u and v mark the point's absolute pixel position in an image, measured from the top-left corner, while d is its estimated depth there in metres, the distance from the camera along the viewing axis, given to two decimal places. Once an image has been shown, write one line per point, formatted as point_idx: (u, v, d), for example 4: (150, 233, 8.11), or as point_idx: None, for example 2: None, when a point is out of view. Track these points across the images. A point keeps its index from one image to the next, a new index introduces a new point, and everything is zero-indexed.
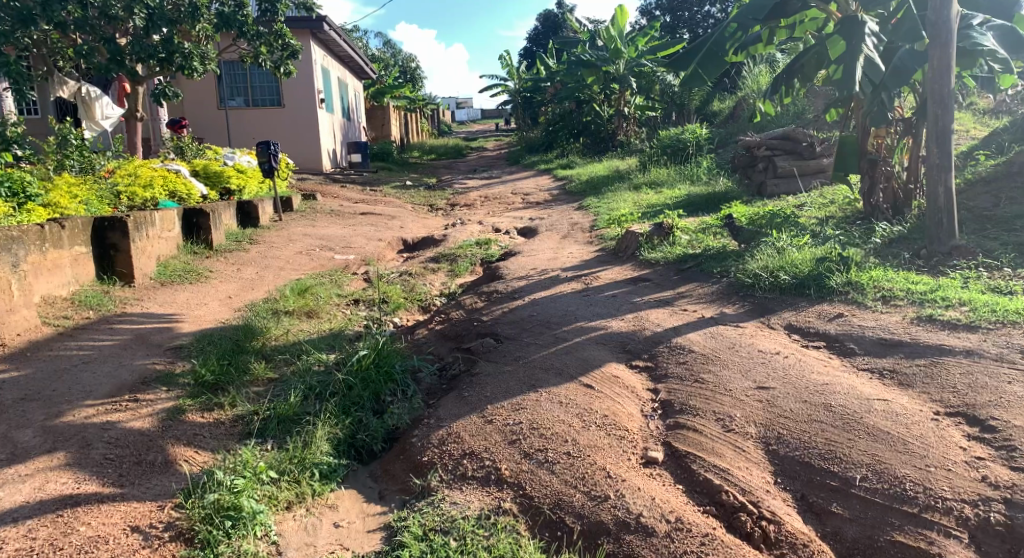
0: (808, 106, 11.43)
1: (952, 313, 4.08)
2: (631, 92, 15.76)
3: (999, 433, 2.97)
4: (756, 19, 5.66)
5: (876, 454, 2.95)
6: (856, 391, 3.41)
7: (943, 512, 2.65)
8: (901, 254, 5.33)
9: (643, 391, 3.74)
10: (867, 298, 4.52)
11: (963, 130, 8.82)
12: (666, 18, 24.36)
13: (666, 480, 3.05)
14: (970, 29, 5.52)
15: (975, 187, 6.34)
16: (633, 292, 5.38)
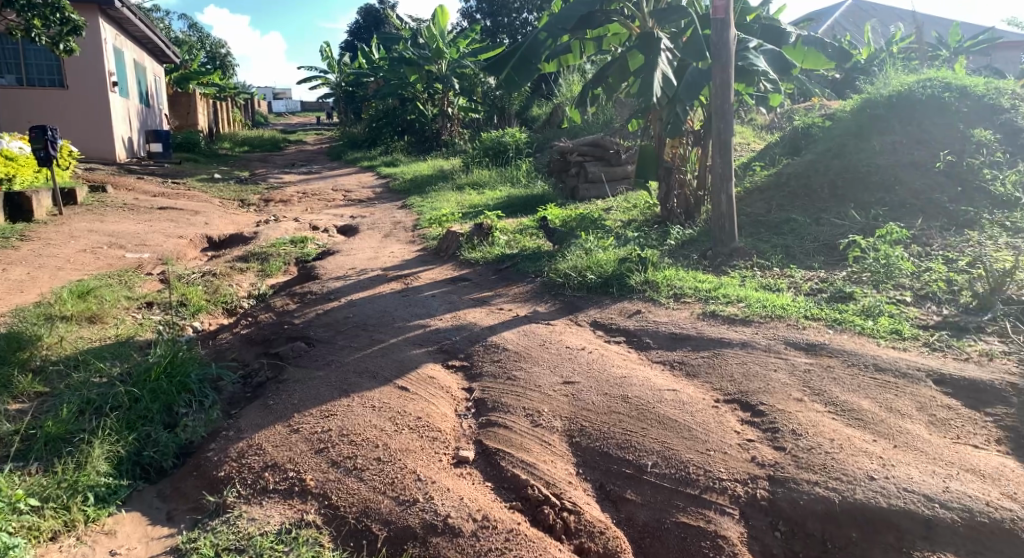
0: (616, 115, 12.13)
1: (731, 309, 4.51)
2: (454, 93, 15.88)
3: (765, 416, 3.31)
4: (564, 29, 5.95)
5: (666, 441, 3.18)
6: (650, 382, 3.67)
7: (719, 492, 2.91)
8: (690, 255, 5.82)
9: (457, 391, 3.76)
10: (661, 296, 4.87)
11: (746, 143, 9.81)
12: (487, 22, 24.83)
13: (475, 479, 3.09)
14: (746, 51, 6.16)
15: (754, 195, 7.07)
16: (450, 291, 5.42)
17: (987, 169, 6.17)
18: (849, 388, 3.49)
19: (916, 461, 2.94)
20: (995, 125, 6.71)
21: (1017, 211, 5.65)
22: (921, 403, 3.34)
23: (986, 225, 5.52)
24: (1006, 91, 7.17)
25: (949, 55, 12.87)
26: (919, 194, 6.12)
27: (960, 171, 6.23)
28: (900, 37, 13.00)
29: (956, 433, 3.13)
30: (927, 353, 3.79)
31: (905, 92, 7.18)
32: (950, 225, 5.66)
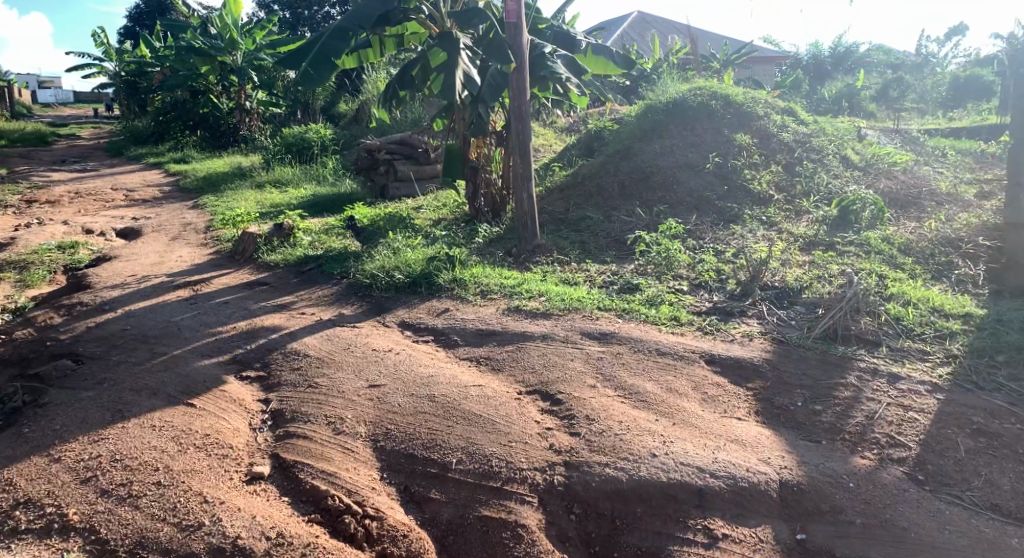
0: (424, 114, 12.08)
1: (534, 303, 4.67)
2: (252, 87, 14.96)
3: (563, 405, 3.46)
4: (362, 27, 5.81)
5: (470, 436, 3.21)
6: (455, 379, 3.69)
7: (520, 482, 2.99)
8: (496, 253, 5.94)
9: (253, 403, 3.54)
10: (468, 293, 4.92)
11: (548, 144, 10.23)
12: (286, 13, 23.66)
13: (271, 495, 2.93)
14: (543, 57, 6.34)
15: (554, 194, 7.38)
16: (247, 297, 5.10)
17: (748, 169, 6.93)
18: (635, 372, 3.75)
19: (691, 436, 3.21)
20: (753, 130, 7.55)
21: (772, 207, 6.41)
22: (696, 382, 3.66)
23: (748, 219, 6.20)
24: (761, 101, 8.09)
25: (719, 66, 14.27)
26: (694, 193, 6.72)
27: (727, 172, 6.93)
28: (679, 47, 14.17)
29: (724, 408, 3.47)
30: (700, 336, 4.17)
31: (680, 98, 7.85)
32: (719, 220, 6.29)
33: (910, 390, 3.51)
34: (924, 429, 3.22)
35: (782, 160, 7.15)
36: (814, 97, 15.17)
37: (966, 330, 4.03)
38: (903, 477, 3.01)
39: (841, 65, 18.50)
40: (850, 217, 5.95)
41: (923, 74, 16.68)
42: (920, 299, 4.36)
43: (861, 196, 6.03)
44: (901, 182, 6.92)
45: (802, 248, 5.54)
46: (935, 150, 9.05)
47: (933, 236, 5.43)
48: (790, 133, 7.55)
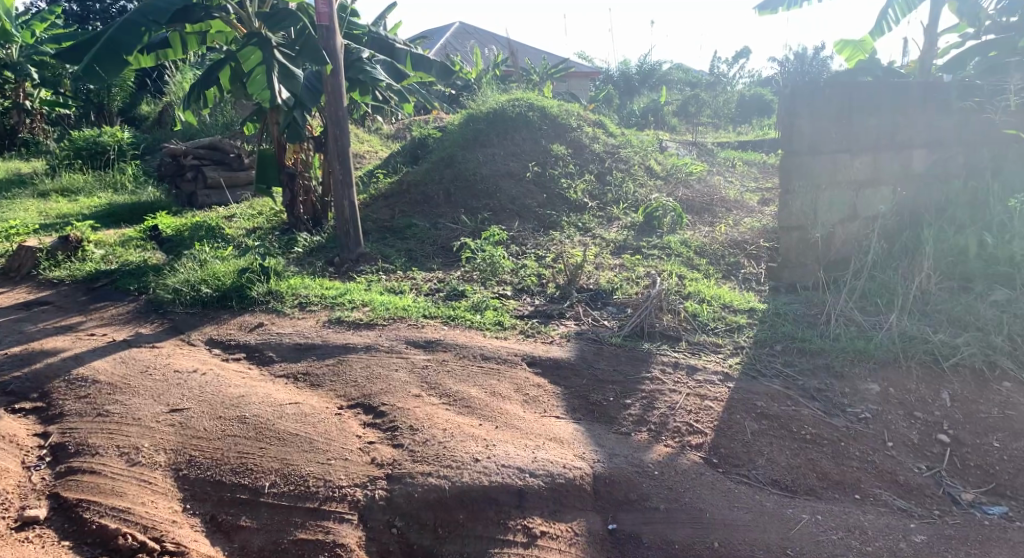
0: (236, 117, 11.42)
1: (356, 314, 4.55)
2: (32, 83, 13.12)
3: (386, 417, 3.39)
4: (158, 23, 5.37)
5: (286, 458, 3.08)
6: (271, 398, 3.49)
7: (339, 500, 2.92)
8: (315, 262, 5.74)
9: (28, 439, 3.20)
10: (285, 306, 4.70)
11: (371, 151, 10.06)
12: (73, 5, 21.42)
13: (47, 541, 2.74)
14: (361, 63, 6.21)
15: (376, 202, 7.26)
16: (24, 319, 4.54)
17: (564, 178, 7.24)
18: (459, 378, 3.76)
19: (512, 438, 3.28)
20: (567, 141, 7.90)
21: (586, 214, 6.73)
22: (518, 384, 3.74)
23: (565, 226, 6.47)
24: (574, 113, 8.48)
25: (537, 78, 14.80)
26: (515, 200, 6.89)
27: (545, 181, 7.19)
28: (499, 58, 14.53)
29: (544, 408, 3.58)
30: (522, 339, 4.27)
31: (499, 107, 8.03)
32: (539, 226, 6.51)
33: (705, 381, 3.81)
34: (717, 416, 3.51)
35: (595, 170, 7.54)
36: (625, 111, 16.18)
37: (751, 324, 4.46)
38: (699, 462, 3.26)
39: (646, 82, 19.96)
40: (654, 223, 6.40)
41: (716, 92, 18.36)
42: (713, 297, 4.77)
43: (663, 203, 6.50)
44: (697, 191, 7.55)
45: (613, 253, 5.87)
46: (726, 162, 9.98)
47: (724, 239, 5.97)
48: (601, 144, 7.98)
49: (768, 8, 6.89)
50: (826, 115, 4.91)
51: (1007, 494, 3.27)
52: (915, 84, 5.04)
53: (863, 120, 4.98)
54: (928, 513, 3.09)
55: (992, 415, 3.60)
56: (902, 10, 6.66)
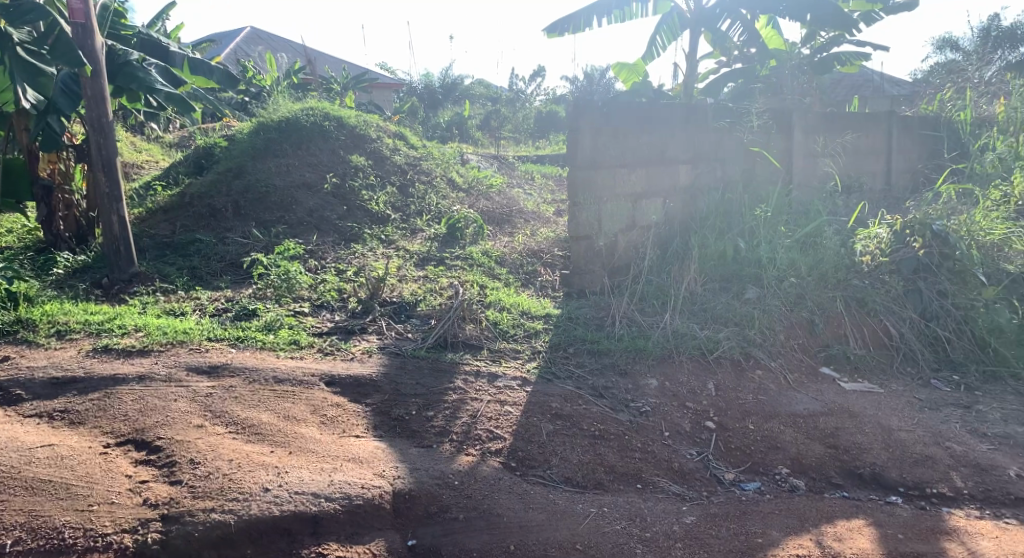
0: None
1: (128, 340, 4.12)
2: None
3: (162, 451, 3.10)
4: None
5: (35, 509, 2.75)
6: (16, 442, 3.06)
7: (103, 550, 2.67)
8: (79, 284, 5.14)
9: None
10: (39, 336, 4.15)
11: (150, 161, 9.22)
12: None
13: None
14: (129, 65, 5.66)
15: (154, 215, 6.64)
16: None
17: (364, 190, 7.10)
18: (249, 404, 3.53)
19: (308, 463, 3.13)
20: (367, 153, 7.77)
21: (388, 226, 6.65)
22: (315, 405, 3.59)
23: (366, 238, 6.35)
24: (373, 124, 8.37)
25: (339, 88, 14.46)
26: (312, 213, 6.64)
27: (344, 193, 7.01)
28: (295, 66, 14.00)
29: (343, 427, 3.47)
30: (319, 358, 4.11)
31: (292, 114, 7.71)
32: (339, 239, 6.33)
33: (504, 387, 3.91)
34: (515, 420, 3.61)
35: (396, 182, 7.47)
36: (429, 123, 16.29)
37: (547, 329, 4.65)
38: (498, 468, 3.33)
39: (449, 95, 20.26)
40: (456, 234, 6.46)
41: (516, 107, 19.07)
42: (512, 304, 4.90)
43: (464, 215, 6.60)
44: (497, 202, 7.75)
45: (417, 264, 5.84)
46: (525, 175, 10.36)
47: (522, 249, 6.18)
48: (401, 156, 7.93)
49: (555, 30, 7.25)
50: (605, 133, 5.22)
51: (761, 469, 3.60)
52: (675, 105, 5.55)
53: (635, 137, 5.39)
54: (697, 494, 3.37)
55: (749, 400, 4.06)
56: (668, 37, 7.33)
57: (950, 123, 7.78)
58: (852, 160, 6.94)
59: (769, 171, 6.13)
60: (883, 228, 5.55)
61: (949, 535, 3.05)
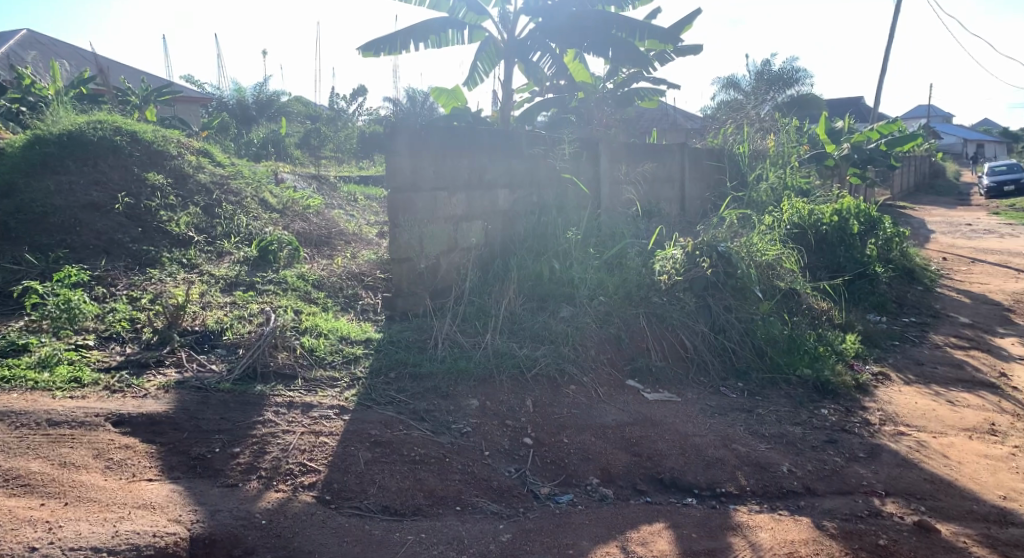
0: None
1: None
2: None
3: None
4: None
5: None
6: None
7: None
8: None
9: None
10: None
11: None
12: None
13: None
14: None
15: None
16: None
17: (163, 210, 6.57)
18: (16, 453, 3.11)
19: (87, 514, 2.82)
20: (165, 171, 7.22)
21: (191, 249, 6.19)
22: (99, 449, 3.24)
23: (165, 262, 5.86)
24: (173, 140, 7.82)
25: (138, 100, 13.39)
26: (100, 234, 6.01)
27: (139, 214, 6.43)
28: (83, 76, 12.77)
29: (133, 471, 3.16)
30: (106, 396, 3.72)
31: (75, 126, 6.98)
32: (133, 264, 5.78)
33: (319, 417, 3.76)
34: (330, 451, 3.48)
35: (200, 202, 7.00)
36: (242, 141, 15.54)
37: (366, 354, 4.53)
38: (311, 502, 3.18)
39: (263, 113, 19.54)
40: (268, 256, 6.15)
41: (336, 125, 18.72)
42: (329, 330, 4.73)
43: (277, 237, 6.30)
44: (314, 224, 7.49)
45: (224, 289, 5.48)
46: (345, 195, 10.11)
47: (340, 272, 6.00)
48: (206, 175, 7.51)
49: (372, 51, 7.20)
50: (423, 155, 5.23)
51: (574, 481, 3.73)
52: (491, 132, 5.70)
53: (453, 161, 5.45)
54: (514, 511, 3.41)
55: (564, 414, 4.22)
56: (487, 64, 7.59)
57: (731, 155, 8.69)
58: (652, 188, 7.52)
59: (579, 197, 6.48)
60: (678, 250, 6.08)
61: (734, 530, 3.32)
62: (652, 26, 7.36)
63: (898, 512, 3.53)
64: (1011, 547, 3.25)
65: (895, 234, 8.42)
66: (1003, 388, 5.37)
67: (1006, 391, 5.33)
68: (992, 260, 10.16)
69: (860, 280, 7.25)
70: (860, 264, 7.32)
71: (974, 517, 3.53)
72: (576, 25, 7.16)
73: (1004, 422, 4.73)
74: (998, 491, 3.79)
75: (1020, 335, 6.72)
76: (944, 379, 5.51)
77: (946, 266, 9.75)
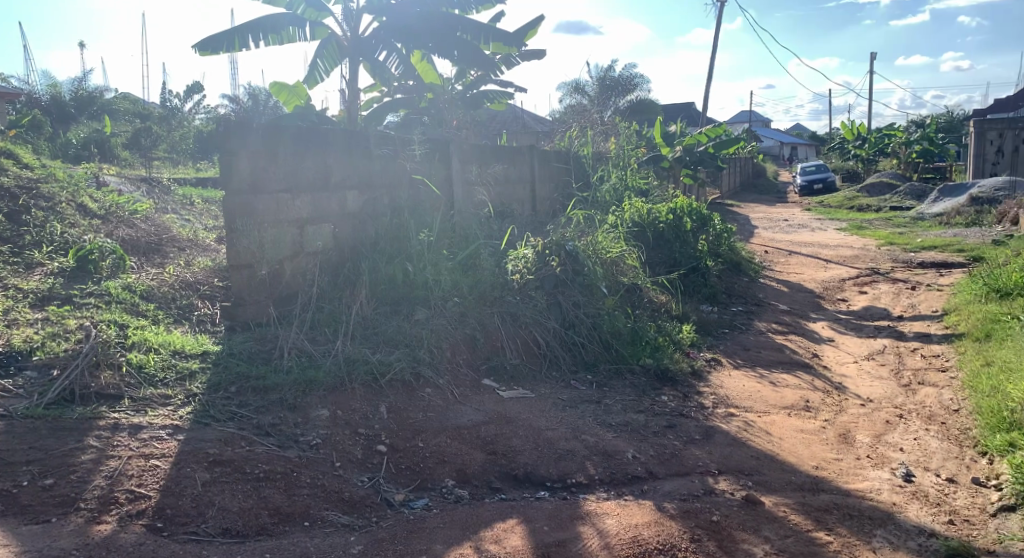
0: None
1: None
2: None
3: None
4: None
5: None
6: None
7: None
8: None
9: None
10: None
11: None
12: None
13: None
14: None
15: None
16: None
17: None
18: None
19: None
20: None
21: None
22: None
23: None
24: None
25: None
26: None
27: None
28: None
29: None
30: None
31: None
32: None
33: (150, 438, 3.49)
34: (163, 474, 3.24)
35: (3, 208, 6.26)
36: (59, 141, 14.16)
37: (204, 368, 4.25)
38: (141, 532, 2.94)
39: (84, 110, 17.93)
40: (88, 267, 5.61)
41: (169, 123, 17.54)
42: (160, 344, 4.38)
43: (98, 246, 5.77)
44: (141, 230, 6.93)
45: (33, 305, 4.92)
46: (180, 199, 9.45)
47: (172, 281, 5.58)
48: (9, 178, 6.75)
49: (208, 49, 6.77)
50: (261, 156, 4.98)
51: (428, 485, 3.70)
52: (336, 132, 5.53)
53: (295, 162, 5.24)
54: (366, 521, 3.32)
55: (418, 418, 4.19)
56: (328, 62, 7.35)
57: (577, 157, 9.00)
58: (502, 189, 7.63)
59: (431, 198, 6.46)
60: (528, 249, 6.21)
61: (583, 519, 3.43)
62: (496, 30, 7.46)
63: (729, 489, 3.81)
64: (823, 511, 3.59)
65: (724, 229, 9.07)
66: (815, 367, 5.95)
67: (818, 370, 5.90)
68: (806, 252, 11.24)
69: (694, 273, 7.75)
70: (694, 259, 7.84)
71: (793, 487, 3.86)
72: (420, 26, 7.12)
73: (817, 399, 5.23)
74: (812, 462, 4.18)
75: (829, 319, 7.47)
76: (767, 362, 6.01)
77: (767, 259, 10.65)
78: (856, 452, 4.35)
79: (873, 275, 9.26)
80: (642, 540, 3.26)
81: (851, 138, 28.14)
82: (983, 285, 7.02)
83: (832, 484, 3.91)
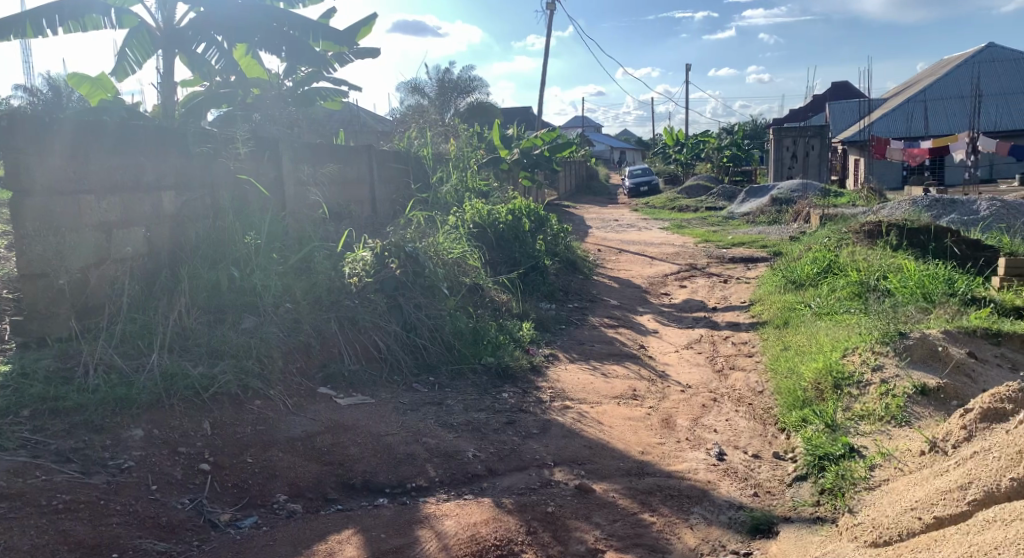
0: None
1: None
2: None
3: None
4: None
5: None
6: None
7: None
8: None
9: None
10: None
11: None
12: None
13: None
14: None
15: None
16: None
17: None
18: None
19: None
20: None
21: None
22: None
23: None
24: None
25: None
26: None
27: None
28: None
29: None
30: None
31: None
32: None
33: None
34: None
35: None
36: None
37: None
38: None
39: None
40: None
41: None
42: None
43: None
44: None
45: None
46: None
47: None
48: None
49: None
50: (59, 153, 4.50)
51: (256, 503, 3.51)
52: (148, 127, 5.11)
53: (100, 160, 4.78)
54: (187, 546, 3.09)
55: (247, 433, 3.97)
56: (139, 51, 6.78)
57: (416, 157, 8.93)
58: (338, 190, 7.43)
59: (260, 199, 6.11)
60: (366, 252, 6.11)
61: (421, 523, 3.40)
62: (326, 26, 7.23)
63: (563, 479, 3.94)
64: (648, 494, 3.80)
65: (560, 229, 9.38)
66: (642, 358, 6.31)
67: (645, 360, 6.26)
68: (634, 250, 11.91)
69: (533, 272, 7.97)
70: (532, 258, 8.06)
71: (621, 472, 4.07)
72: (245, 17, 6.73)
73: (643, 387, 5.55)
74: (638, 447, 4.42)
75: (654, 312, 7.95)
76: (599, 355, 6.29)
77: (600, 257, 11.17)
78: (677, 435, 4.65)
79: (693, 271, 9.98)
80: (480, 538, 3.29)
81: (672, 143, 30.21)
82: (782, 276, 7.79)
83: (656, 467, 4.16)
